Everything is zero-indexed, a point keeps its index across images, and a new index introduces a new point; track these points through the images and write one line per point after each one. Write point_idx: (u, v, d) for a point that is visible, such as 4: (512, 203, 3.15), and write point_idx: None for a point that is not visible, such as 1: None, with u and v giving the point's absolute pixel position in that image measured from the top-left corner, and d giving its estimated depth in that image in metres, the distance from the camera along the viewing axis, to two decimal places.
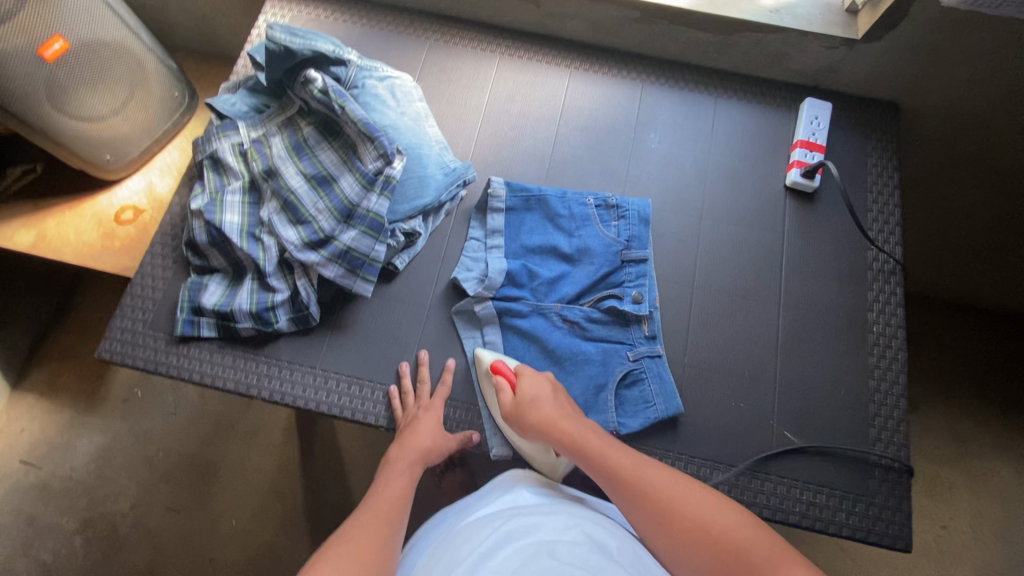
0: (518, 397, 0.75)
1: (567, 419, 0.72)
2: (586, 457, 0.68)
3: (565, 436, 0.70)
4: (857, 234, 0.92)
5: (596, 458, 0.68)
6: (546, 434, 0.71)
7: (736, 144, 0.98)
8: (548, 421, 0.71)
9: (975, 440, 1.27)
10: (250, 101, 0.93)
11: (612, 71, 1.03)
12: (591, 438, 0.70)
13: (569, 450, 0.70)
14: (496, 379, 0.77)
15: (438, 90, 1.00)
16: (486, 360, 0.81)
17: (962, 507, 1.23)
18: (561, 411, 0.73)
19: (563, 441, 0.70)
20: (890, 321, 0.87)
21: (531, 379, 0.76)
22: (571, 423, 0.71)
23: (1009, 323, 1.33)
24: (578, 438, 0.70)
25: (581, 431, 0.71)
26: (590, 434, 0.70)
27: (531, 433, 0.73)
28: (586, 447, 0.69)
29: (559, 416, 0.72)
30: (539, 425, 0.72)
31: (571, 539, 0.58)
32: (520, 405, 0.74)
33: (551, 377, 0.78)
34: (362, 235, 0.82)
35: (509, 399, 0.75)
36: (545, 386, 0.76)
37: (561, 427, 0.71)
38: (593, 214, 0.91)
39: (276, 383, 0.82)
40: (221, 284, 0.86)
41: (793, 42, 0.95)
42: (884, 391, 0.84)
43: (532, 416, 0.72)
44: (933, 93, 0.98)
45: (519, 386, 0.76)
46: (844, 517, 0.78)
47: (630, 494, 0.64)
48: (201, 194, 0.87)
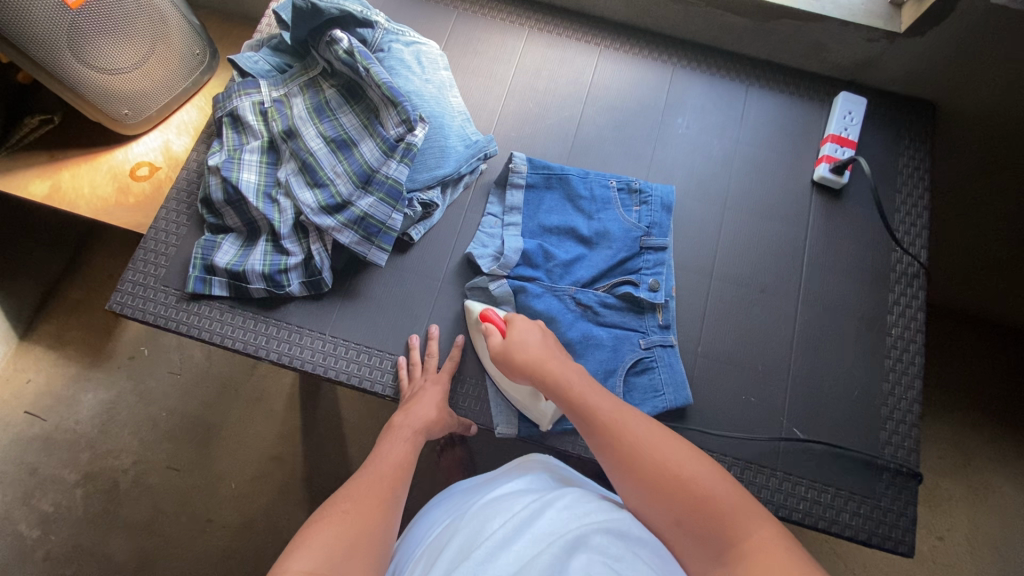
0: (506, 340, 0.72)
1: (554, 361, 0.69)
2: (566, 397, 0.66)
3: (550, 377, 0.68)
4: (883, 234, 0.90)
5: (575, 399, 0.65)
6: (529, 374, 0.69)
7: (765, 134, 0.95)
8: (534, 362, 0.69)
9: (980, 453, 1.25)
10: (274, 60, 0.91)
11: (643, 52, 1.00)
12: (578, 380, 0.67)
13: (551, 391, 0.67)
14: (485, 326, 0.76)
15: (464, 61, 0.98)
16: (475, 311, 0.81)
17: (960, 519, 1.22)
18: (549, 353, 0.70)
19: (546, 381, 0.68)
20: (910, 324, 0.86)
21: (521, 325, 0.74)
22: (558, 365, 0.69)
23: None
24: (562, 379, 0.67)
25: (568, 371, 0.68)
26: (577, 375, 0.68)
27: (518, 374, 0.71)
28: (568, 389, 0.66)
29: (545, 357, 0.70)
30: (525, 365, 0.69)
31: (579, 516, 0.56)
32: (506, 348, 0.72)
33: (540, 325, 0.75)
34: (380, 202, 0.81)
35: (496, 343, 0.73)
36: (535, 331, 0.73)
37: (546, 367, 0.69)
38: (614, 198, 0.89)
39: (285, 347, 0.82)
40: (235, 244, 0.85)
41: (832, 33, 0.92)
42: (898, 395, 0.82)
43: (519, 357, 0.70)
44: (972, 95, 0.95)
45: (508, 333, 0.73)
46: (848, 518, 0.77)
47: (605, 437, 0.61)
48: (220, 151, 0.86)
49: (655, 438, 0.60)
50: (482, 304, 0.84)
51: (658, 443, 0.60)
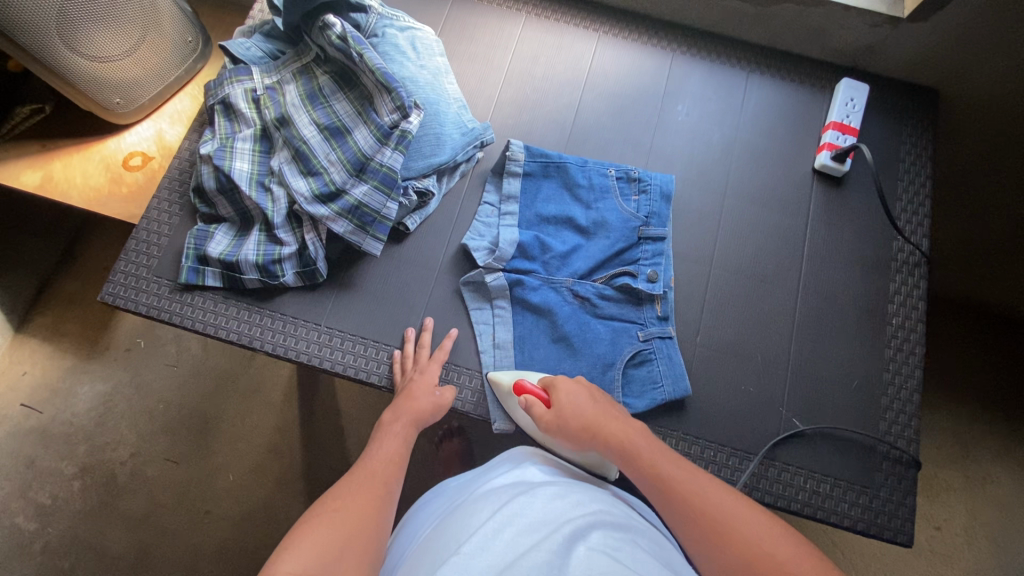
0: (554, 407, 0.69)
1: (613, 423, 0.67)
2: (632, 465, 0.64)
3: (610, 440, 0.66)
4: (884, 223, 0.89)
5: (643, 464, 0.63)
6: (588, 440, 0.67)
7: (766, 122, 0.94)
8: (591, 427, 0.67)
9: (979, 443, 1.25)
10: (266, 46, 0.90)
11: (642, 38, 0.98)
12: (640, 442, 0.65)
13: (615, 455, 0.65)
14: (522, 397, 0.72)
15: (460, 47, 0.96)
16: (506, 382, 0.76)
17: (958, 508, 1.22)
18: (603, 415, 0.68)
19: (607, 446, 0.66)
20: (911, 314, 0.85)
21: (567, 386, 0.71)
22: (618, 426, 0.67)
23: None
24: (623, 442, 0.65)
25: (628, 434, 0.66)
26: (637, 439, 0.65)
27: (574, 441, 0.68)
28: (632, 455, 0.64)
29: (601, 421, 0.67)
30: (582, 434, 0.67)
31: (575, 510, 0.56)
32: (558, 415, 0.69)
33: (584, 383, 0.73)
34: (374, 190, 0.80)
35: (543, 413, 0.70)
36: (582, 391, 0.70)
37: (606, 431, 0.67)
38: (612, 187, 0.88)
39: (279, 338, 0.81)
40: (228, 234, 0.84)
41: (835, 17, 0.90)
42: (898, 385, 0.82)
43: (573, 424, 0.68)
44: (976, 81, 0.93)
45: (553, 399, 0.70)
46: (847, 508, 0.77)
47: (678, 505, 0.58)
48: (212, 140, 0.85)
49: (733, 505, 0.57)
50: (478, 299, 0.83)
51: (734, 510, 0.56)
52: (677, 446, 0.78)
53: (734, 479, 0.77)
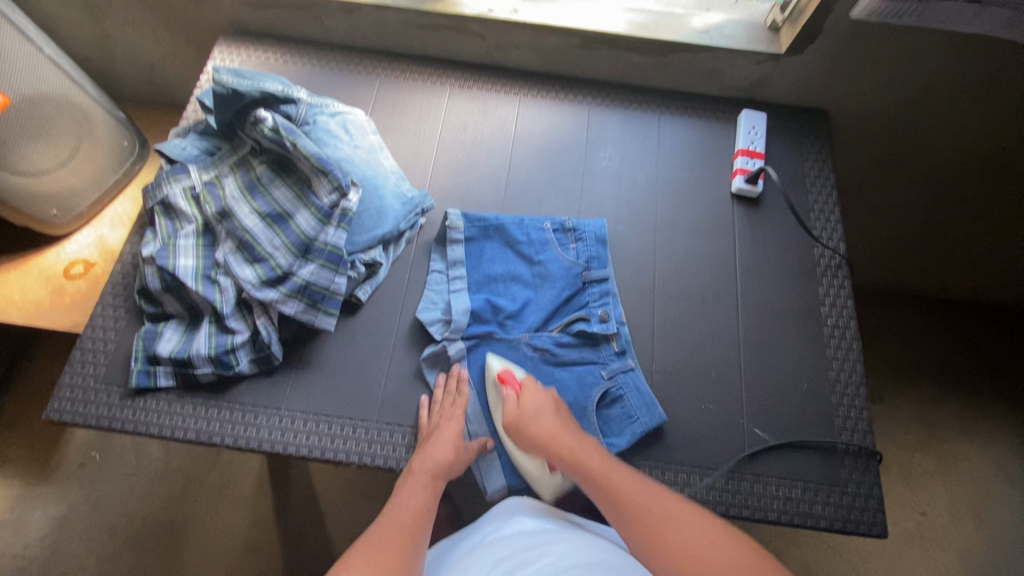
0: (521, 406, 0.76)
1: (567, 433, 0.73)
2: (583, 471, 0.69)
3: (568, 450, 0.71)
4: (802, 234, 0.96)
5: (592, 470, 0.69)
6: (545, 448, 0.73)
7: (682, 157, 1.02)
8: (549, 436, 0.73)
9: (942, 424, 1.36)
10: (201, 144, 0.93)
11: (560, 97, 1.06)
12: (592, 455, 0.71)
13: (568, 463, 0.71)
14: (504, 388, 0.79)
15: (391, 123, 1.02)
16: (495, 367, 0.83)
17: (937, 492, 1.30)
18: (563, 427, 0.74)
19: (563, 455, 0.71)
20: (842, 313, 0.91)
21: (535, 392, 0.78)
22: (573, 438, 0.73)
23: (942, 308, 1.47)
24: (577, 455, 0.71)
25: (581, 447, 0.72)
26: (589, 450, 0.71)
27: (533, 446, 0.74)
28: (583, 463, 0.70)
29: (559, 431, 0.73)
30: (542, 439, 0.73)
31: (575, 551, 0.57)
32: (522, 416, 0.76)
33: (553, 394, 0.79)
34: (321, 268, 0.81)
35: (513, 408, 0.77)
36: (547, 401, 0.77)
37: (562, 440, 0.72)
38: (551, 239, 0.93)
39: (240, 429, 0.80)
40: (177, 330, 0.83)
41: (724, 59, 1.00)
42: (844, 381, 0.87)
43: (534, 429, 0.74)
44: (856, 99, 1.05)
45: (523, 399, 0.77)
46: (820, 509, 0.79)
47: (620, 507, 0.64)
48: (153, 240, 0.85)
49: (670, 507, 0.63)
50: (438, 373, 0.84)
51: (672, 512, 0.62)
52: (652, 475, 0.80)
53: (708, 497, 0.78)
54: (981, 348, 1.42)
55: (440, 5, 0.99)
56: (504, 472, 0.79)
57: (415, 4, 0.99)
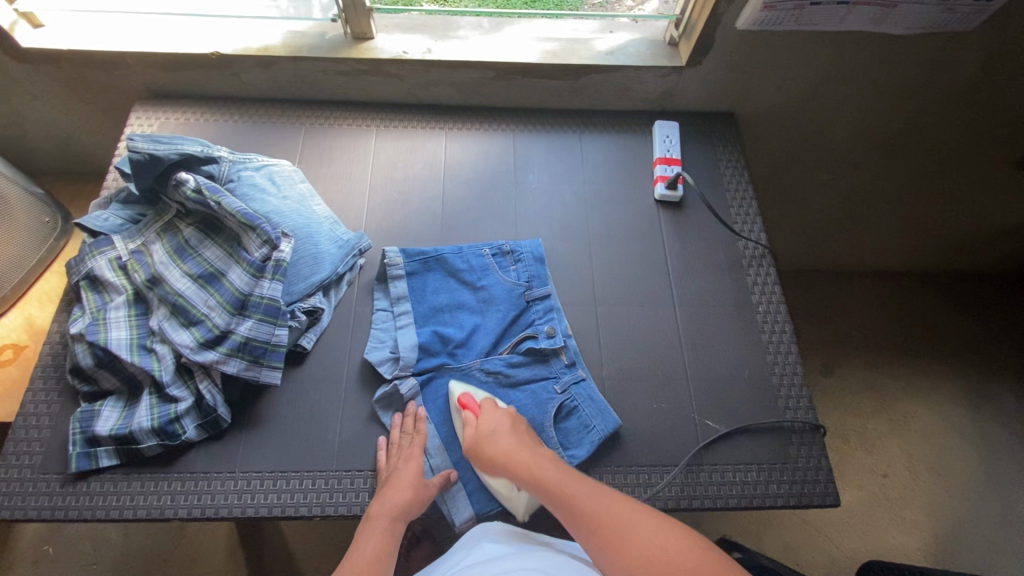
0: (478, 429, 0.76)
1: (525, 451, 0.73)
2: (545, 490, 0.69)
3: (526, 468, 0.71)
4: (725, 230, 1.02)
5: (553, 488, 0.69)
6: (506, 467, 0.72)
7: (606, 170, 1.07)
8: (507, 455, 0.73)
9: (886, 387, 1.45)
10: (124, 213, 0.91)
11: (485, 127, 1.10)
12: (550, 469, 0.71)
13: (529, 482, 0.71)
14: (464, 411, 0.80)
15: (321, 170, 1.03)
16: (456, 393, 0.84)
17: (894, 453, 1.38)
18: (520, 444, 0.74)
19: (523, 474, 0.71)
20: (771, 299, 0.97)
21: (491, 413, 0.78)
22: (530, 455, 0.73)
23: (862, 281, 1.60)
24: (536, 471, 0.71)
25: (539, 461, 0.72)
26: (547, 465, 0.71)
27: (493, 467, 0.74)
28: (544, 481, 0.70)
29: (518, 449, 0.73)
30: (502, 459, 0.73)
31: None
32: (479, 438, 0.75)
33: (510, 412, 0.79)
34: (260, 323, 0.81)
35: (471, 432, 0.77)
36: (504, 420, 0.77)
37: (520, 458, 0.72)
38: (490, 263, 0.95)
39: (193, 499, 0.77)
40: (116, 407, 0.80)
41: (632, 77, 1.06)
42: (782, 362, 0.92)
43: (492, 450, 0.74)
44: (757, 101, 1.13)
45: (480, 422, 0.77)
46: (776, 487, 0.83)
47: (581, 517, 0.65)
48: (82, 316, 0.82)
49: (628, 513, 0.65)
50: (393, 412, 0.84)
51: (632, 519, 0.64)
52: (615, 480, 0.81)
53: (671, 494, 0.81)
54: (906, 313, 1.55)
55: (355, 52, 1.01)
56: (471, 501, 0.79)
57: (330, 53, 1.01)
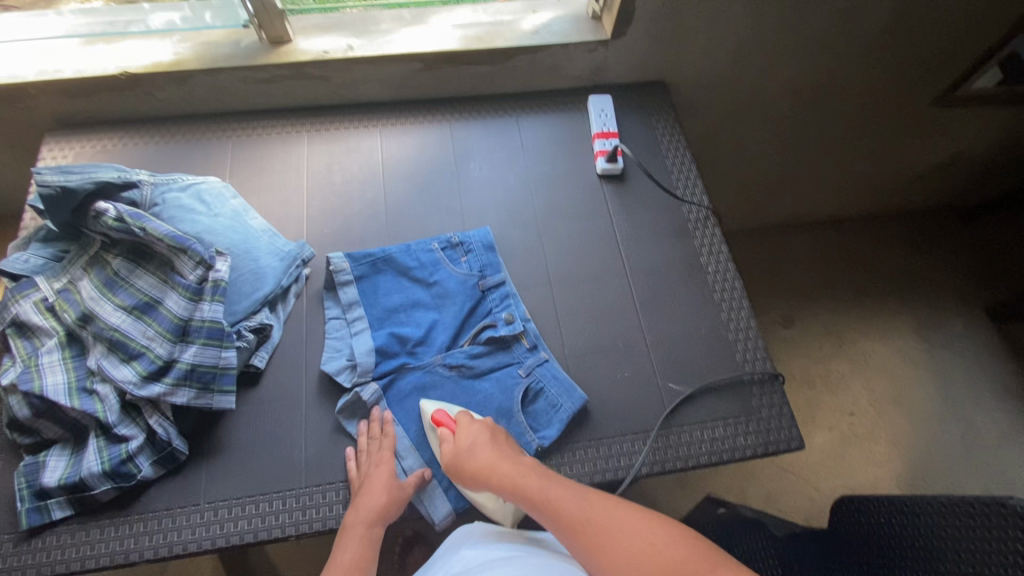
0: (456, 445, 0.74)
1: (506, 462, 0.71)
2: (528, 500, 0.68)
3: (507, 480, 0.70)
4: (668, 196, 1.04)
5: (536, 496, 0.68)
6: (488, 482, 0.71)
7: (546, 151, 1.07)
8: (487, 469, 0.71)
9: (843, 331, 1.51)
10: (46, 252, 0.86)
11: (419, 120, 1.08)
12: (532, 478, 0.70)
13: (510, 493, 0.69)
14: (439, 430, 0.77)
15: (254, 183, 0.99)
16: (429, 411, 0.81)
17: (857, 391, 1.44)
18: (500, 455, 0.72)
19: (503, 485, 0.70)
20: (719, 258, 0.99)
21: (468, 427, 0.76)
22: (511, 466, 0.71)
23: (809, 231, 1.66)
24: (517, 481, 0.70)
25: (520, 472, 0.70)
26: (528, 474, 0.70)
27: (475, 482, 0.72)
28: (526, 491, 0.68)
29: (499, 461, 0.72)
30: (482, 472, 0.71)
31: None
32: (457, 454, 0.74)
33: (487, 423, 0.77)
34: (204, 347, 0.78)
35: (449, 448, 0.75)
36: (482, 431, 0.75)
37: (500, 471, 0.71)
38: (440, 257, 0.94)
39: (159, 538, 0.74)
40: (62, 455, 0.76)
41: (560, 55, 1.06)
42: (736, 317, 0.94)
43: (472, 465, 0.72)
44: (685, 67, 1.14)
45: (457, 438, 0.75)
46: (743, 439, 0.85)
47: (568, 526, 0.64)
48: (11, 366, 0.77)
49: (616, 515, 0.64)
50: (358, 419, 0.82)
51: (618, 518, 0.63)
52: (588, 454, 0.82)
53: (643, 460, 0.82)
54: (854, 256, 1.62)
55: (273, 57, 0.98)
56: (448, 497, 0.79)
57: (247, 61, 0.97)
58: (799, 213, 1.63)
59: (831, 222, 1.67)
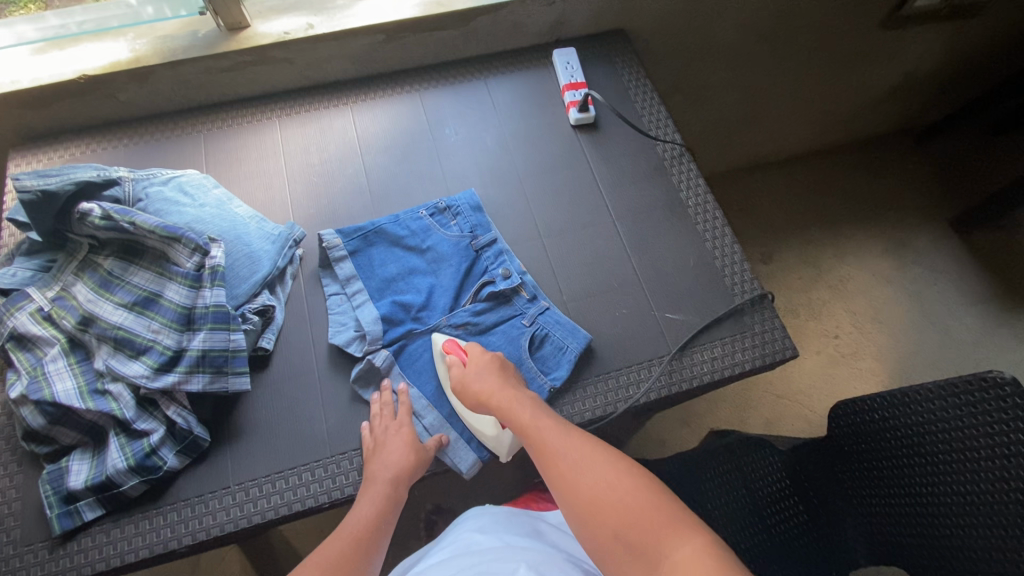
0: (463, 372, 0.79)
1: (504, 392, 0.75)
2: (520, 431, 0.71)
3: (502, 408, 0.73)
4: (642, 138, 1.06)
5: (525, 424, 0.71)
6: (487, 407, 0.75)
7: (518, 108, 1.09)
8: (486, 397, 0.75)
9: (821, 257, 1.58)
10: (33, 264, 0.85)
11: (389, 93, 1.09)
12: (524, 407, 0.73)
13: (502, 418, 0.73)
14: (449, 357, 0.82)
15: (233, 173, 0.99)
16: (440, 340, 0.86)
17: (839, 313, 1.51)
18: (500, 385, 0.76)
19: (497, 411, 0.74)
20: (698, 192, 1.03)
21: (478, 357, 0.80)
22: (508, 395, 0.74)
23: (777, 166, 1.71)
24: (511, 409, 0.73)
25: (516, 400, 0.74)
26: (523, 404, 0.73)
27: (474, 405, 0.77)
28: (517, 418, 0.72)
29: (497, 390, 0.75)
30: (483, 400, 0.75)
31: (517, 564, 0.66)
32: (463, 382, 0.78)
33: (497, 356, 0.81)
34: (212, 332, 0.78)
35: (456, 374, 0.79)
36: (489, 363, 0.78)
37: (496, 400, 0.74)
38: (430, 223, 0.96)
39: (195, 524, 0.75)
40: (84, 458, 0.76)
41: (520, 11, 1.07)
42: (721, 245, 0.98)
43: (474, 389, 0.76)
44: (643, 13, 1.16)
45: (466, 365, 0.80)
46: (742, 355, 0.89)
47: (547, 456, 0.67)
48: (17, 379, 0.77)
49: (596, 458, 0.66)
50: (373, 387, 0.84)
51: (595, 461, 0.66)
52: (598, 388, 0.86)
53: (651, 386, 0.86)
54: (822, 185, 1.68)
55: (233, 44, 0.97)
56: (472, 447, 0.82)
57: (208, 50, 0.96)
58: (767, 149, 1.67)
59: (797, 155, 1.73)
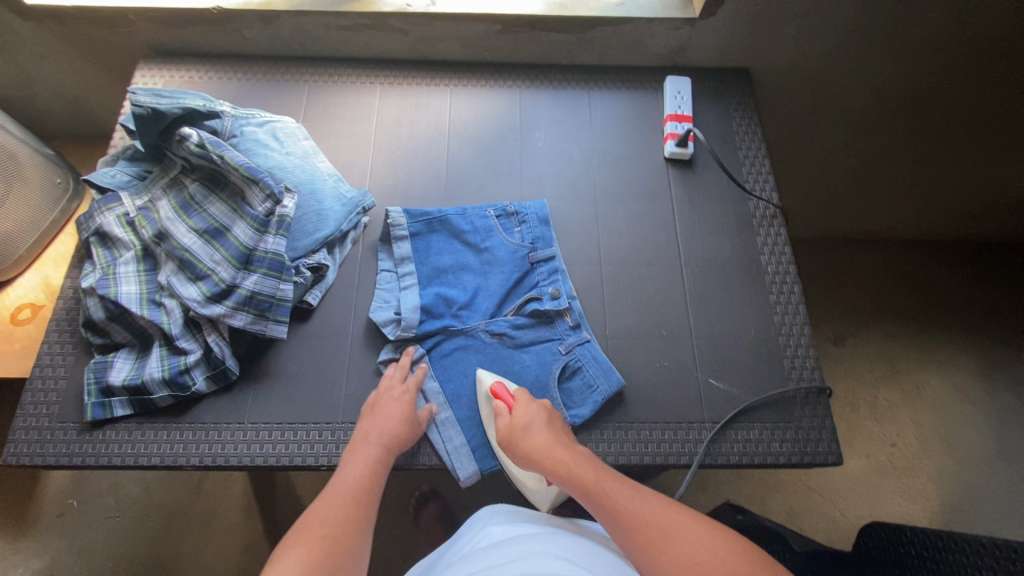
0: (513, 423, 0.75)
1: (561, 449, 0.72)
2: (579, 487, 0.67)
3: (560, 465, 0.70)
4: (736, 189, 1.00)
5: (584, 481, 0.67)
6: (540, 464, 0.71)
7: (614, 128, 1.05)
8: (541, 452, 0.72)
9: (901, 356, 1.43)
10: (131, 170, 0.91)
11: (490, 84, 1.08)
12: (583, 466, 0.69)
13: (561, 479, 0.69)
14: (496, 403, 0.79)
15: (326, 128, 1.02)
16: (487, 382, 0.82)
17: (904, 422, 1.37)
18: (556, 441, 0.73)
19: (555, 471, 0.70)
20: (781, 259, 0.95)
21: (526, 405, 0.77)
22: (565, 452, 0.71)
23: (877, 247, 1.57)
24: (570, 468, 0.69)
25: (574, 459, 0.70)
26: (582, 463, 0.70)
27: (526, 462, 0.73)
28: (577, 475, 0.68)
29: (554, 446, 0.72)
30: (534, 455, 0.72)
31: (540, 555, 0.60)
32: (514, 432, 0.74)
33: (545, 407, 0.78)
34: (265, 277, 0.81)
35: (504, 424, 0.76)
36: (541, 415, 0.76)
37: (554, 455, 0.71)
38: (495, 224, 0.94)
39: (205, 448, 0.79)
40: (129, 358, 0.82)
41: (643, 29, 1.02)
42: (790, 323, 0.91)
43: (527, 444, 0.73)
44: (773, 57, 1.08)
45: (515, 412, 0.77)
46: (779, 446, 0.82)
47: (612, 513, 0.63)
48: (93, 271, 0.84)
49: (663, 509, 0.62)
50: None
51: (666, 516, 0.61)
52: (617, 437, 0.82)
53: (672, 451, 0.81)
54: (924, 280, 1.52)
55: (357, 5, 0.99)
56: (475, 459, 0.80)
57: (333, 6, 0.99)
58: (871, 227, 1.53)
59: (904, 240, 1.57)
